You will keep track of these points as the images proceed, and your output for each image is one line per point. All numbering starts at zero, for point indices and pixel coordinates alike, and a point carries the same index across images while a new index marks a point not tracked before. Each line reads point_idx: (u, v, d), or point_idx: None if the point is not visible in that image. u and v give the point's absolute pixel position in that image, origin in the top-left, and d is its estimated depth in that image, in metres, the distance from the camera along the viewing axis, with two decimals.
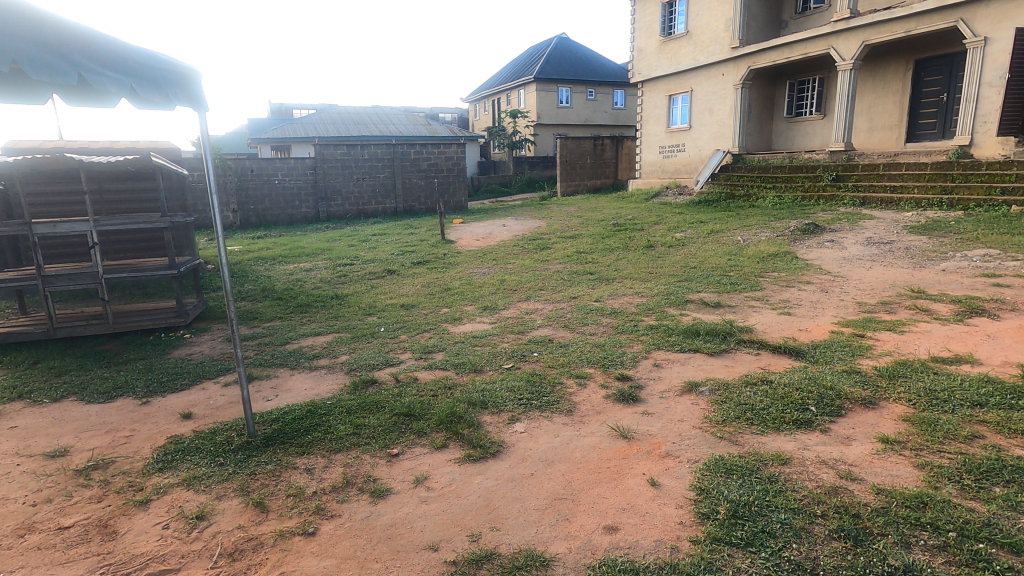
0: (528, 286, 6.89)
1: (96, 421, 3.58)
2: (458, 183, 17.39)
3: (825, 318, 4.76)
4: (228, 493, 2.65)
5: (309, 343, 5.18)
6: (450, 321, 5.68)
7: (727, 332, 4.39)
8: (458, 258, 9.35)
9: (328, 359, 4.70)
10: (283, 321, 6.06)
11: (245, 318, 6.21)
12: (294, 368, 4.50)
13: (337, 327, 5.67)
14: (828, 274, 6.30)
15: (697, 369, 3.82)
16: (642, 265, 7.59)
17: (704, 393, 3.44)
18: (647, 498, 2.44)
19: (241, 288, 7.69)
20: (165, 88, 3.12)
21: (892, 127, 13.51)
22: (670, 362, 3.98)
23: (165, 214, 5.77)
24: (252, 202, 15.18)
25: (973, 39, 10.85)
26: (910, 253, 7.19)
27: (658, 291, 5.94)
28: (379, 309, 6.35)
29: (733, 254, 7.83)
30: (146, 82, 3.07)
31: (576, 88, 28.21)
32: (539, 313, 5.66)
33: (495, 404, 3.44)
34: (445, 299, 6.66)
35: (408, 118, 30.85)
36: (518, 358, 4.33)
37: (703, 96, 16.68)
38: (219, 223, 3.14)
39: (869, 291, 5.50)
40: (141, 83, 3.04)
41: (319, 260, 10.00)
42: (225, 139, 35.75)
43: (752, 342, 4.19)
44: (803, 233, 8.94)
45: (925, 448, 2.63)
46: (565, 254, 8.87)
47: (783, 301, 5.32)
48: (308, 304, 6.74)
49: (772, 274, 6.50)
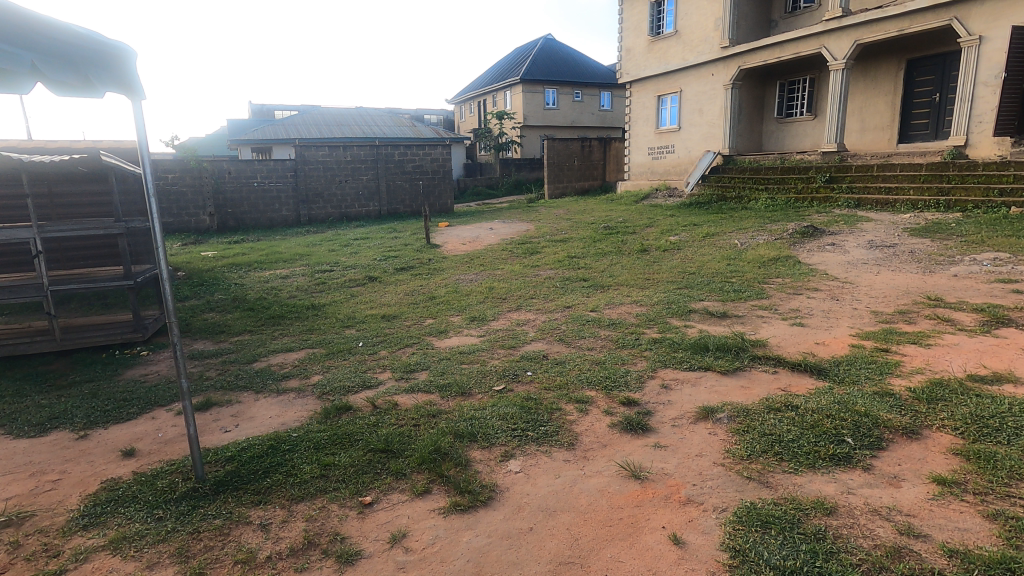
0: (519, 294, 6.47)
1: (21, 461, 3.07)
2: (444, 185, 16.96)
3: (841, 329, 4.40)
4: (162, 561, 2.18)
5: (279, 361, 4.69)
6: (435, 334, 5.23)
7: (740, 346, 4.00)
8: (444, 264, 8.90)
9: (299, 380, 4.22)
10: (253, 335, 5.56)
11: (211, 332, 5.70)
12: (259, 391, 4.01)
13: (312, 342, 5.19)
14: (836, 280, 5.95)
15: (711, 392, 3.41)
16: (638, 270, 7.21)
17: (722, 421, 3.03)
18: (671, 561, 2.03)
19: (211, 298, 7.17)
20: (76, 66, 2.60)
21: (884, 127, 13.34)
22: (680, 383, 3.57)
23: (120, 218, 5.25)
24: (230, 205, 14.60)
25: (967, 38, 10.67)
26: (916, 257, 6.88)
27: (659, 300, 5.54)
28: (358, 321, 5.88)
29: (732, 258, 7.48)
30: (50, 57, 2.57)
31: (562, 89, 27.88)
32: (531, 325, 5.23)
33: (485, 436, 3.01)
34: (429, 309, 6.20)
35: (393, 119, 30.31)
36: (510, 379, 3.89)
37: (692, 96, 16.42)
38: (160, 233, 2.62)
39: (882, 298, 5.16)
40: (42, 59, 2.55)
41: (297, 266, 9.50)
42: (204, 141, 34.90)
43: (768, 358, 3.80)
44: (803, 235, 8.64)
45: (990, 492, 2.26)
46: (556, 259, 8.47)
47: (793, 310, 4.97)
48: (282, 315, 6.24)
49: (777, 280, 6.16)
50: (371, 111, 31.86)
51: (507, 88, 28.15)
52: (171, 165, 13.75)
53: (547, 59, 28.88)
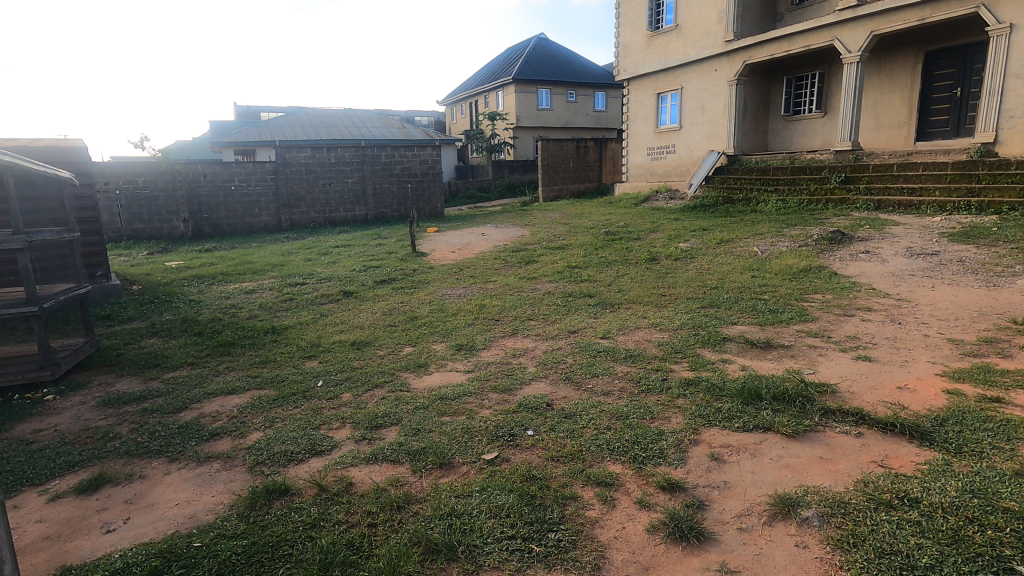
0: (515, 314, 5.54)
1: None
2: (434, 188, 16.05)
3: (922, 367, 3.49)
4: None
5: (213, 411, 3.70)
6: (412, 370, 4.26)
7: (804, 395, 3.06)
8: (430, 276, 7.95)
9: (231, 440, 3.25)
10: (192, 371, 4.58)
11: (144, 365, 4.72)
12: (173, 460, 3.04)
13: (261, 381, 4.22)
14: (887, 297, 5.05)
15: (780, 467, 2.49)
16: (651, 284, 6.31)
17: (813, 525, 2.09)
18: None
19: (157, 319, 6.17)
20: None
21: (900, 124, 12.53)
22: (735, 452, 2.63)
23: (24, 232, 4.23)
24: (206, 210, 13.57)
25: (996, 27, 9.89)
26: (969, 267, 6.00)
27: (682, 324, 4.62)
28: (323, 350, 4.92)
29: (755, 269, 6.58)
30: None
31: (556, 89, 27.01)
32: (530, 357, 4.28)
33: (469, 553, 2.07)
34: (409, 333, 5.24)
35: (382, 120, 29.36)
36: (505, 443, 2.93)
37: (695, 93, 15.57)
38: None
39: (955, 321, 4.26)
40: None
41: (266, 278, 8.50)
42: (185, 146, 33.60)
43: (845, 414, 2.87)
44: (830, 242, 7.74)
45: None
46: (554, 270, 7.55)
47: (852, 338, 4.05)
48: (234, 342, 5.26)
49: (817, 297, 5.26)
50: (359, 113, 30.91)
51: (500, 88, 27.28)
52: (141, 168, 12.69)
53: (539, 58, 28.03)
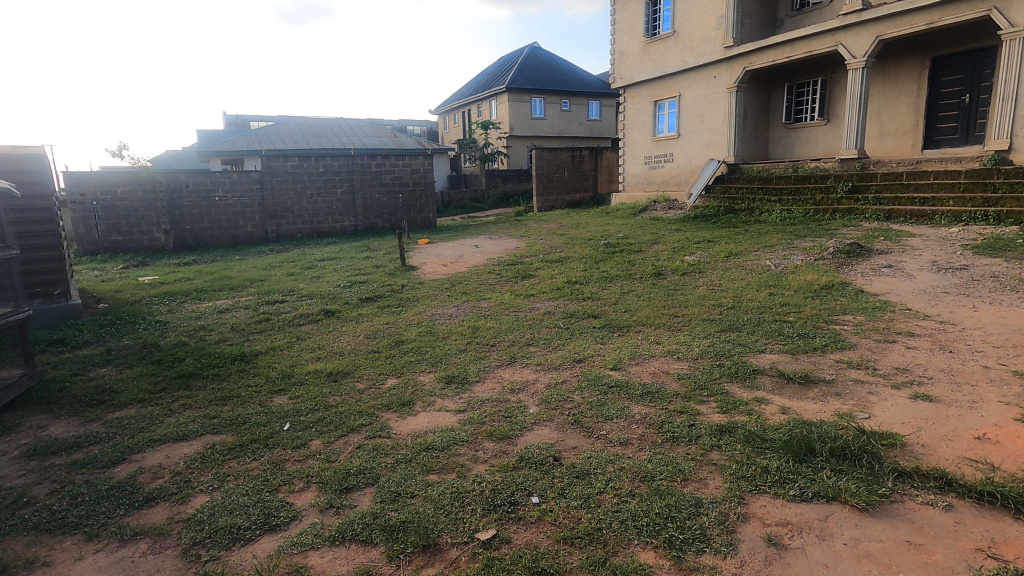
0: (512, 338, 4.98)
1: None
2: (426, 198, 15.50)
3: (997, 409, 2.94)
4: None
5: (155, 464, 3.10)
6: (394, 409, 3.67)
7: (869, 450, 2.51)
8: (419, 292, 7.38)
9: (168, 508, 2.65)
10: (142, 410, 3.96)
11: (89, 402, 4.10)
12: (92, 537, 2.44)
13: (218, 423, 3.61)
14: (928, 319, 4.53)
15: (862, 558, 1.94)
16: (659, 302, 5.78)
17: None
18: None
19: (115, 345, 5.54)
20: None
21: (906, 132, 12.13)
22: (797, 533, 2.08)
23: None
24: (188, 221, 12.94)
25: (1009, 30, 9.52)
26: (1004, 283, 5.52)
27: (703, 352, 4.08)
28: (296, 382, 4.33)
29: (771, 285, 6.07)
30: None
31: (550, 98, 26.64)
32: (531, 393, 3.72)
33: None
34: (393, 362, 4.66)
35: (374, 130, 28.87)
36: (504, 515, 2.36)
37: (693, 100, 15.17)
38: None
39: (1015, 350, 3.73)
40: None
41: (244, 296, 7.90)
42: (173, 156, 32.93)
43: (924, 477, 2.33)
44: (848, 255, 7.25)
45: None
46: (553, 286, 7.01)
47: (903, 372, 3.50)
48: (196, 372, 4.66)
49: (848, 318, 4.74)
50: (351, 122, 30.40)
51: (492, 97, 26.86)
52: (119, 178, 12.05)
53: (533, 67, 27.65)
